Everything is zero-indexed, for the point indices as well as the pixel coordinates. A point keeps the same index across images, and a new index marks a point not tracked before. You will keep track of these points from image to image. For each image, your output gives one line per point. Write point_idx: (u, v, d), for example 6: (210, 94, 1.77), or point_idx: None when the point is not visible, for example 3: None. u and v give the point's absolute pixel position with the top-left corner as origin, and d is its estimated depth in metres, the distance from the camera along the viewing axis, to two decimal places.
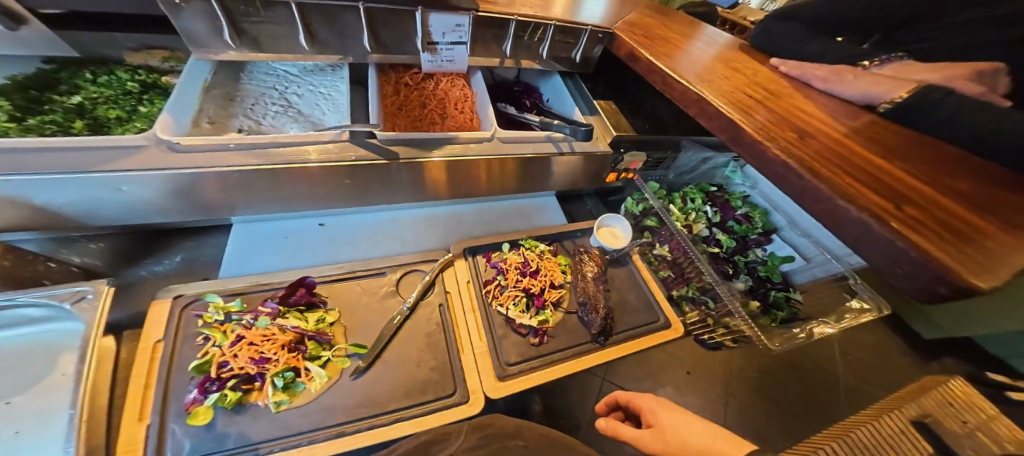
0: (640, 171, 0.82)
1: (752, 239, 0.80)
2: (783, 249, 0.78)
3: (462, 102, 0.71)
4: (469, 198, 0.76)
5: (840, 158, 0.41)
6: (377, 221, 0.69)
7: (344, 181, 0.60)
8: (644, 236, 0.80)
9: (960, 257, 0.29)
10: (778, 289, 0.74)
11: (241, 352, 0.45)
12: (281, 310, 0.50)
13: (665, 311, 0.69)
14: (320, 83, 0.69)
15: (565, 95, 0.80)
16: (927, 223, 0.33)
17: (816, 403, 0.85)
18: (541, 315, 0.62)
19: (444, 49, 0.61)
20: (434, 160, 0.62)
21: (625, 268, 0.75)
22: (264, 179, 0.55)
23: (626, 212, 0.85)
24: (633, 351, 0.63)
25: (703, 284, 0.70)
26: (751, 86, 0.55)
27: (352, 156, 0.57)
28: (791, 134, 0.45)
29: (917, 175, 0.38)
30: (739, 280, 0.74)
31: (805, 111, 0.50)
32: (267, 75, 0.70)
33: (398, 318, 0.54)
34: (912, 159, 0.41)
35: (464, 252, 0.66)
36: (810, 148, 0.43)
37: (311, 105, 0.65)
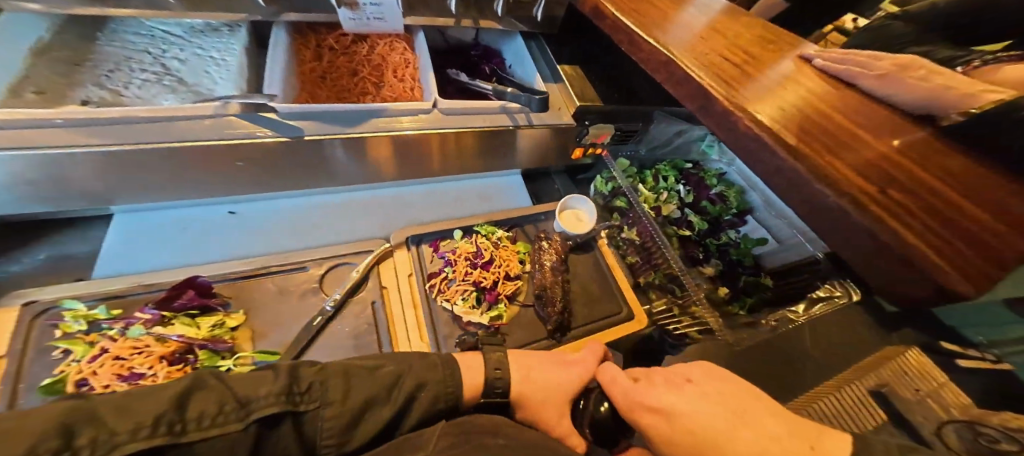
0: (610, 146, 0.75)
1: (725, 220, 0.76)
2: (756, 231, 0.75)
3: (402, 69, 0.61)
4: (419, 178, 0.68)
5: (822, 134, 0.35)
6: (306, 207, 0.60)
7: (236, 163, 0.50)
8: (613, 219, 0.73)
9: (954, 254, 0.24)
10: (749, 273, 0.69)
11: (103, 369, 0.37)
12: (164, 316, 0.42)
13: (628, 300, 0.67)
14: (212, 45, 0.57)
15: (528, 59, 0.70)
16: (914, 213, 0.27)
17: None
18: (494, 311, 0.56)
19: (367, 6, 0.52)
20: (404, 133, 0.55)
21: (590, 255, 0.70)
22: (137, 162, 0.45)
23: (596, 192, 0.78)
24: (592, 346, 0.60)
25: (670, 272, 0.64)
26: (726, 50, 0.48)
27: (241, 133, 0.47)
28: (767, 104, 0.39)
29: (915, 157, 0.32)
30: (709, 264, 0.71)
31: (788, 81, 0.43)
32: (135, 34, 0.57)
33: (320, 319, 0.47)
34: (910, 136, 0.35)
35: (407, 242, 0.59)
36: (788, 122, 0.37)
37: (197, 73, 0.54)
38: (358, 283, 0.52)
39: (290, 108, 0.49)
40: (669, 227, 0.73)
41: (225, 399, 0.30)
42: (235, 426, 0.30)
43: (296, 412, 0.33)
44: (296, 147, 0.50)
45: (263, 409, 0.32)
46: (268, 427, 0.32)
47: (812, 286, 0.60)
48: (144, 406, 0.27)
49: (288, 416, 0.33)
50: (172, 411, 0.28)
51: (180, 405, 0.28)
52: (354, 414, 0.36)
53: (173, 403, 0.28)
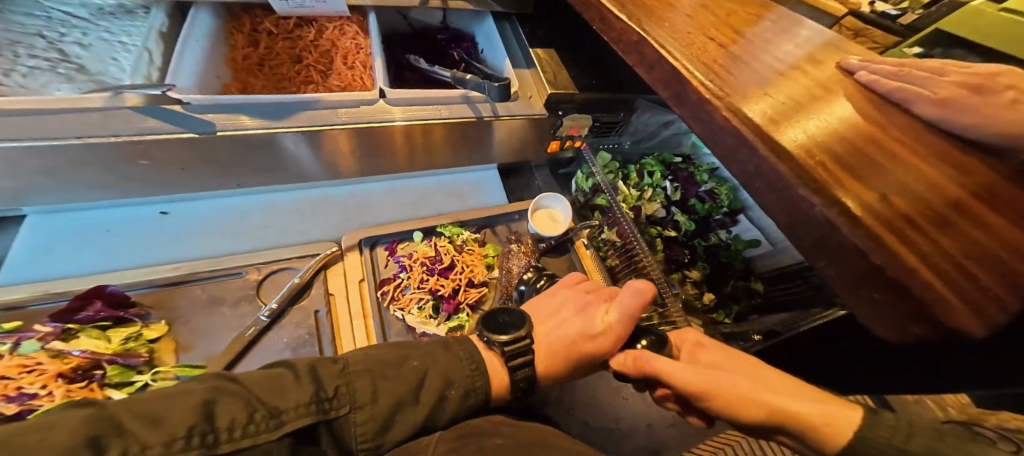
0: (589, 139, 0.69)
1: (715, 220, 0.70)
2: (749, 231, 0.68)
3: (353, 54, 0.56)
4: (378, 175, 0.62)
5: (809, 131, 0.30)
6: (250, 206, 0.55)
7: (139, 162, 0.44)
8: (597, 218, 0.67)
9: (954, 282, 0.20)
10: (737, 277, 0.64)
11: None
12: (68, 329, 0.38)
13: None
14: (120, 28, 0.52)
15: (497, 43, 0.64)
16: (908, 229, 0.23)
17: None
18: (453, 321, 0.51)
19: None
20: (396, 125, 0.52)
21: (565, 257, 0.65)
22: (29, 160, 0.40)
23: (576, 189, 0.72)
24: None
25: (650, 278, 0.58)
26: (704, 31, 0.42)
27: (133, 127, 0.41)
28: (744, 93, 0.33)
29: (911, 166, 0.28)
30: (695, 268, 0.66)
31: (773, 68, 0.37)
32: (29, 15, 0.50)
33: (253, 330, 0.43)
34: (902, 140, 0.31)
35: (359, 244, 0.54)
36: (769, 114, 0.31)
37: (101, 60, 0.49)
38: (300, 292, 0.48)
39: (201, 99, 0.43)
40: (652, 228, 0.67)
41: (251, 405, 0.24)
42: (267, 439, 0.23)
43: (326, 421, 0.27)
44: (211, 144, 0.45)
45: (294, 422, 0.25)
46: (301, 442, 0.25)
47: (799, 291, 0.55)
48: (174, 415, 0.21)
49: (319, 427, 0.26)
50: (201, 421, 0.21)
51: (206, 413, 0.22)
52: (385, 416, 0.29)
53: (199, 410, 0.22)
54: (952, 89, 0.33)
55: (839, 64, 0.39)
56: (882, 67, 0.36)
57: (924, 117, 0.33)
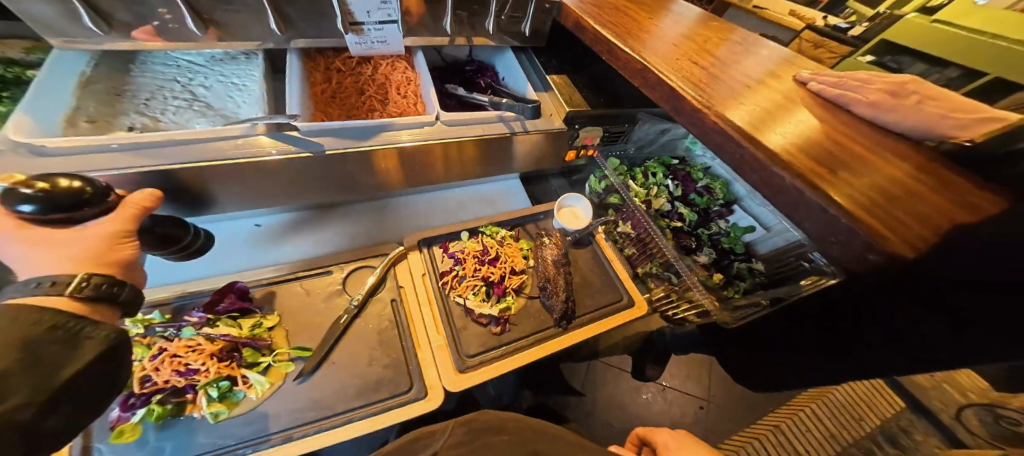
0: (599, 147, 0.80)
1: (714, 211, 0.81)
2: (744, 219, 0.79)
3: (404, 86, 0.68)
4: (426, 187, 0.73)
5: (778, 128, 0.42)
6: (322, 218, 0.66)
7: (265, 177, 0.54)
8: (614, 212, 0.78)
9: (887, 223, 0.31)
10: (740, 259, 0.75)
11: (163, 365, 0.43)
12: (209, 319, 0.47)
13: (629, 287, 0.70)
14: (233, 72, 0.63)
15: (518, 71, 0.76)
16: (854, 191, 0.34)
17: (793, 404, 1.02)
18: (502, 302, 0.60)
19: (371, 30, 0.57)
20: (401, 145, 0.59)
21: (588, 248, 0.75)
22: (179, 183, 0.49)
23: (590, 191, 0.83)
24: (597, 332, 0.64)
25: (665, 260, 0.70)
26: (691, 57, 0.55)
27: (237, 153, 0.50)
28: (728, 102, 0.45)
29: (854, 151, 0.40)
30: (703, 253, 0.76)
31: (747, 84, 0.50)
32: (165, 65, 0.62)
33: (346, 317, 0.52)
34: (846, 134, 0.43)
35: (418, 244, 0.64)
36: (747, 118, 0.43)
37: (222, 98, 0.60)
38: (376, 288, 0.57)
39: (309, 125, 0.54)
40: (661, 222, 0.78)
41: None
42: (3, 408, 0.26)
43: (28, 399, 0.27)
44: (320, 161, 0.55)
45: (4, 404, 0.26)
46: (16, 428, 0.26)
47: (798, 268, 0.63)
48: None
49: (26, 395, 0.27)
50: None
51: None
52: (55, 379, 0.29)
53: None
54: (878, 93, 0.45)
55: (795, 77, 0.51)
56: (826, 77, 0.49)
57: (860, 113, 0.45)
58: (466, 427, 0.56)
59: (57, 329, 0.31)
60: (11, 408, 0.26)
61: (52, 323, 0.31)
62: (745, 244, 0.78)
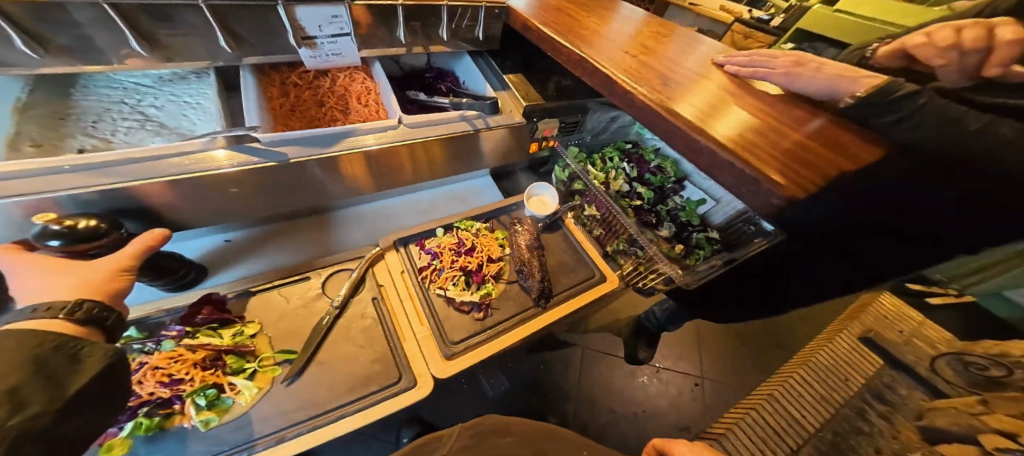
0: (559, 138, 0.85)
1: (668, 188, 0.87)
2: (695, 193, 0.86)
3: (364, 95, 0.71)
4: (398, 190, 0.76)
5: (698, 100, 0.48)
6: (295, 228, 0.68)
7: (230, 189, 0.54)
8: (579, 196, 0.83)
9: (782, 171, 0.37)
10: (697, 230, 0.82)
11: (146, 378, 0.43)
12: (188, 331, 0.48)
13: (600, 264, 0.75)
14: (184, 91, 0.64)
15: (476, 73, 0.80)
16: (759, 148, 0.40)
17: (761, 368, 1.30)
18: (483, 289, 0.63)
19: (325, 43, 0.61)
20: (369, 148, 0.62)
21: (559, 232, 0.79)
22: (136, 201, 0.49)
23: (557, 180, 0.88)
24: (574, 308, 0.67)
25: (629, 236, 0.75)
26: (623, 48, 0.60)
27: (198, 166, 0.50)
28: (655, 82, 0.51)
29: (763, 114, 0.46)
30: (664, 226, 0.81)
31: (672, 67, 0.56)
32: (108, 87, 0.61)
33: (328, 318, 0.54)
34: (757, 101, 0.49)
35: (395, 244, 0.66)
36: (672, 93, 0.49)
37: (175, 117, 0.60)
38: (355, 289, 0.58)
39: (271, 136, 0.55)
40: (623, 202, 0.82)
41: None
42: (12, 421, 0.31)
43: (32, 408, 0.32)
44: (284, 170, 0.56)
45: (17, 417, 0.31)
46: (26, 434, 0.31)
47: (745, 233, 0.75)
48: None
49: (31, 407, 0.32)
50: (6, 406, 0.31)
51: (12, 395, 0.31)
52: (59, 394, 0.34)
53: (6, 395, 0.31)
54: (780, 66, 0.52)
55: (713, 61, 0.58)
56: (737, 59, 0.56)
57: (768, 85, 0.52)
58: (469, 435, 0.67)
59: (59, 349, 0.36)
60: (27, 418, 0.31)
61: (51, 345, 0.36)
62: (700, 216, 0.85)
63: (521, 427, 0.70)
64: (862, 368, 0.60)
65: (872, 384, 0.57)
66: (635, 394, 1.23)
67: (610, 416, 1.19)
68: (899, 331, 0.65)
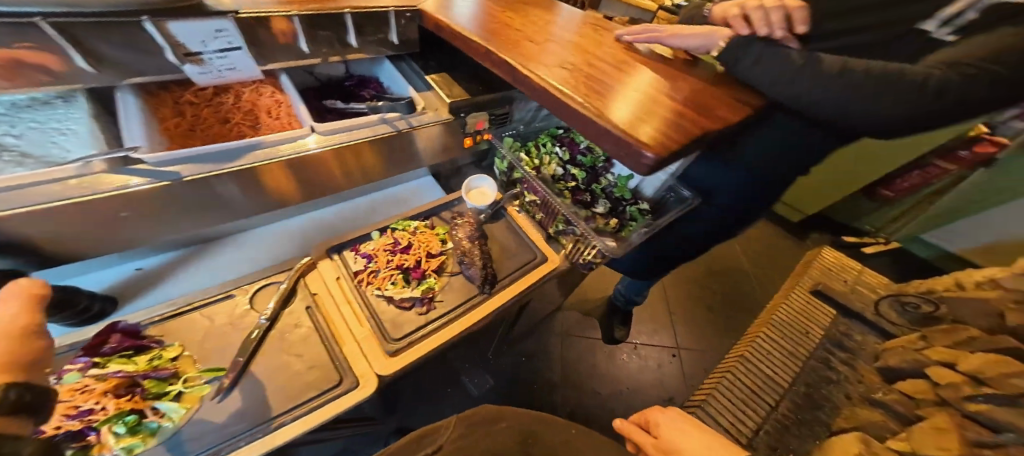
0: (493, 130, 0.88)
1: (599, 167, 0.93)
2: (624, 169, 0.92)
3: (274, 108, 0.71)
4: (329, 198, 0.77)
5: (585, 79, 0.52)
6: (216, 250, 0.68)
7: (120, 214, 0.52)
8: (518, 187, 0.87)
9: (647, 135, 0.41)
10: (630, 203, 0.87)
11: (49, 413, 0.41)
12: (96, 362, 0.46)
13: (541, 247, 0.79)
14: (49, 116, 0.59)
15: (400, 78, 0.81)
16: (632, 118, 0.44)
17: (724, 304, 2.16)
18: (424, 284, 0.64)
19: (214, 59, 0.59)
20: (311, 149, 0.64)
21: (501, 221, 0.82)
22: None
23: (498, 172, 0.91)
24: (518, 290, 0.70)
25: (564, 216, 0.79)
26: (524, 38, 0.63)
27: (78, 194, 0.47)
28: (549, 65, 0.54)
29: (645, 89, 0.50)
30: (599, 204, 0.85)
31: (570, 52, 0.59)
32: None
33: (257, 331, 0.54)
34: (641, 78, 0.54)
35: (327, 252, 0.66)
36: (562, 75, 0.52)
37: (40, 145, 0.55)
38: (284, 303, 0.58)
39: (158, 156, 0.53)
40: (557, 187, 0.86)
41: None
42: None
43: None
44: (181, 190, 0.55)
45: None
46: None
47: (667, 201, 0.88)
48: None
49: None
50: None
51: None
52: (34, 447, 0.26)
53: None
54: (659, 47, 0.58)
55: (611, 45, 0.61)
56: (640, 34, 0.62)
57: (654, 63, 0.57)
58: (465, 425, 0.61)
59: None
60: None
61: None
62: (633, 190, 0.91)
63: (522, 420, 0.64)
64: (823, 328, 1.06)
65: (831, 335, 1.03)
66: (621, 373, 1.82)
67: (598, 396, 1.73)
68: (846, 279, 1.23)
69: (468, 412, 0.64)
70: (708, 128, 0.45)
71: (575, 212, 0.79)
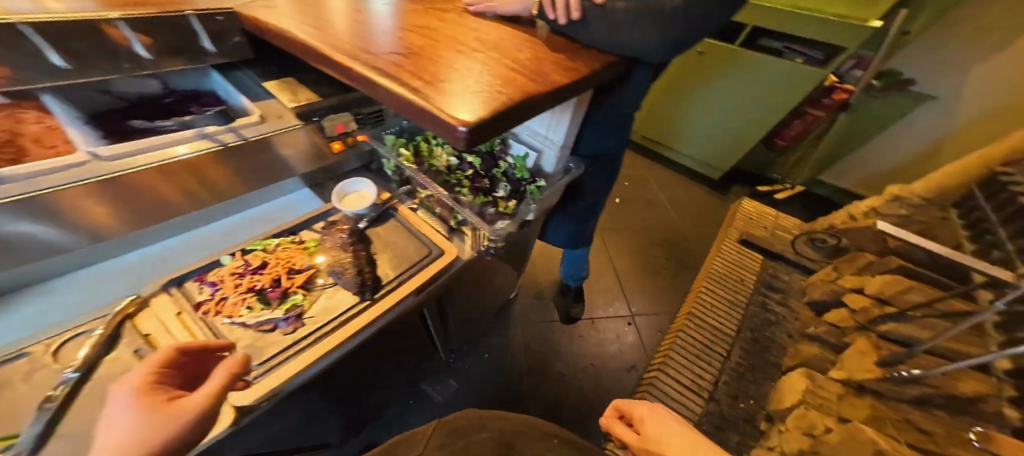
0: (365, 132, 0.95)
1: (496, 150, 0.98)
2: (520, 149, 0.96)
3: (51, 133, 0.66)
4: (166, 227, 0.81)
5: (415, 72, 0.52)
6: (23, 302, 0.67)
7: None
8: (406, 183, 0.89)
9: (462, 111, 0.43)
10: (524, 182, 0.91)
11: None
12: None
13: (436, 241, 0.79)
14: None
15: (231, 87, 0.83)
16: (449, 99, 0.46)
17: (671, 249, 2.90)
18: (288, 302, 0.65)
19: None
20: (180, 157, 0.68)
21: (391, 221, 0.82)
22: None
23: (392, 175, 0.91)
24: (407, 291, 0.69)
25: (455, 206, 0.82)
26: (363, 38, 0.63)
27: None
28: (389, 62, 0.55)
29: (472, 76, 0.54)
30: (499, 188, 0.88)
31: (404, 49, 0.60)
32: None
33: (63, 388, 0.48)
34: (465, 65, 0.57)
35: (165, 288, 0.64)
36: (396, 69, 0.53)
37: None
38: (106, 349, 0.54)
39: None
40: (451, 178, 0.88)
41: None
42: None
43: None
44: None
45: None
46: None
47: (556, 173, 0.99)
48: None
49: None
50: None
51: None
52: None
53: None
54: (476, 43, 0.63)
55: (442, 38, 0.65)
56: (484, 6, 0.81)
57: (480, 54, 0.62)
58: (445, 432, 0.66)
59: None
60: None
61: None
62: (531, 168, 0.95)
63: (503, 427, 0.70)
64: (756, 276, 2.27)
65: (761, 281, 2.23)
66: (600, 353, 2.22)
67: (589, 363, 2.19)
68: (766, 227, 2.65)
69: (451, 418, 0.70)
70: (519, 101, 0.50)
71: (468, 199, 0.82)
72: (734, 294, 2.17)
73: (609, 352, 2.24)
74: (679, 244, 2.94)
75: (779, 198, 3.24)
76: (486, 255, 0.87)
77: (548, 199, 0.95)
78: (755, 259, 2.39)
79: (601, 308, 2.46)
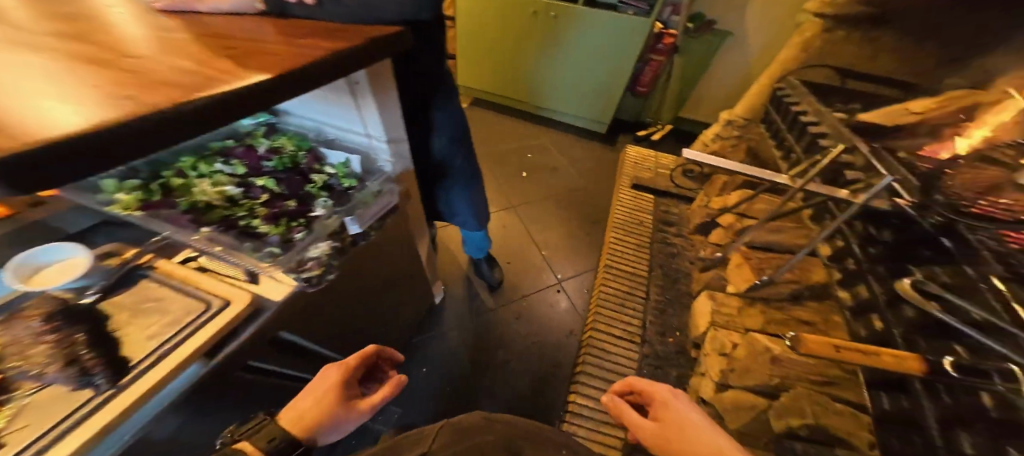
0: (69, 189, 0.81)
1: (302, 160, 0.97)
2: (332, 157, 1.02)
3: None
4: None
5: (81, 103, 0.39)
6: None
7: None
8: (160, 232, 0.82)
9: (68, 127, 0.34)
10: (333, 187, 0.95)
11: None
12: None
13: (216, 292, 0.72)
14: None
15: None
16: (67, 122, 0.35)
17: (580, 207, 3.02)
18: None
19: None
20: None
21: (144, 281, 0.74)
22: None
23: (140, 215, 0.80)
24: (200, 346, 0.63)
25: (250, 233, 0.80)
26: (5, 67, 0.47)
27: None
28: (43, 99, 0.38)
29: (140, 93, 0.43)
30: (317, 205, 0.89)
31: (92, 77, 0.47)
32: None
33: None
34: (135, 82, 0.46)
35: None
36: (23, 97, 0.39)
37: None
38: None
39: None
40: (239, 208, 0.85)
41: None
42: None
43: None
44: None
45: None
46: None
47: (374, 168, 1.06)
48: None
49: None
50: None
51: None
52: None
53: None
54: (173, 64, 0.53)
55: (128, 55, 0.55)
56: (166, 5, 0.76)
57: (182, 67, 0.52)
58: (451, 432, 0.72)
59: None
60: None
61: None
62: (353, 172, 1.00)
63: (509, 425, 0.75)
64: (651, 216, 2.50)
65: (657, 220, 2.45)
66: (539, 333, 2.20)
67: (526, 344, 2.16)
68: (651, 169, 2.90)
69: (455, 421, 0.76)
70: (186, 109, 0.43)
71: (262, 228, 0.81)
72: (640, 240, 2.34)
73: (545, 324, 2.25)
74: (585, 200, 3.08)
75: (656, 140, 3.61)
76: (307, 293, 0.85)
77: (365, 212, 0.94)
78: (647, 201, 2.62)
79: (529, 286, 2.44)
